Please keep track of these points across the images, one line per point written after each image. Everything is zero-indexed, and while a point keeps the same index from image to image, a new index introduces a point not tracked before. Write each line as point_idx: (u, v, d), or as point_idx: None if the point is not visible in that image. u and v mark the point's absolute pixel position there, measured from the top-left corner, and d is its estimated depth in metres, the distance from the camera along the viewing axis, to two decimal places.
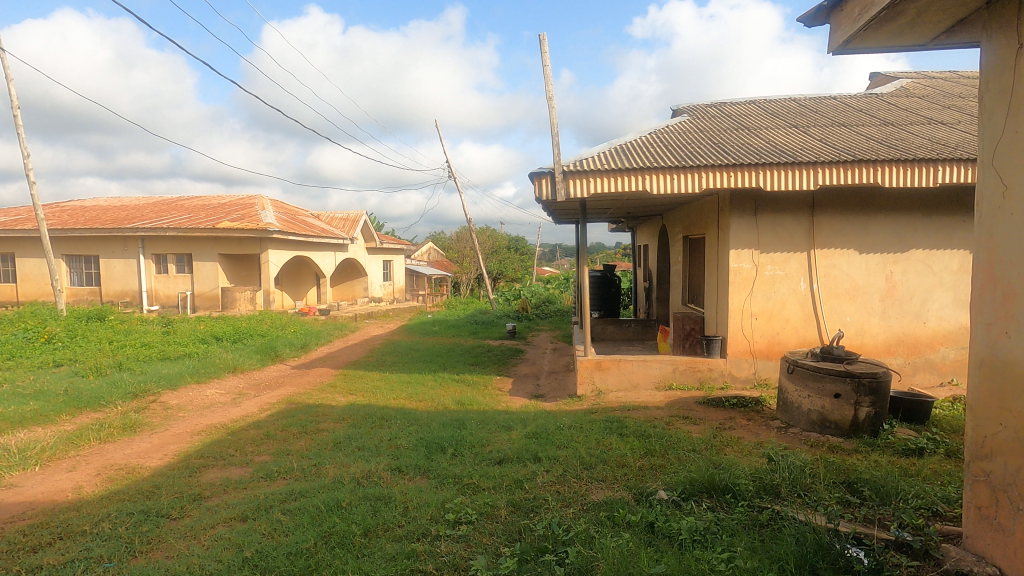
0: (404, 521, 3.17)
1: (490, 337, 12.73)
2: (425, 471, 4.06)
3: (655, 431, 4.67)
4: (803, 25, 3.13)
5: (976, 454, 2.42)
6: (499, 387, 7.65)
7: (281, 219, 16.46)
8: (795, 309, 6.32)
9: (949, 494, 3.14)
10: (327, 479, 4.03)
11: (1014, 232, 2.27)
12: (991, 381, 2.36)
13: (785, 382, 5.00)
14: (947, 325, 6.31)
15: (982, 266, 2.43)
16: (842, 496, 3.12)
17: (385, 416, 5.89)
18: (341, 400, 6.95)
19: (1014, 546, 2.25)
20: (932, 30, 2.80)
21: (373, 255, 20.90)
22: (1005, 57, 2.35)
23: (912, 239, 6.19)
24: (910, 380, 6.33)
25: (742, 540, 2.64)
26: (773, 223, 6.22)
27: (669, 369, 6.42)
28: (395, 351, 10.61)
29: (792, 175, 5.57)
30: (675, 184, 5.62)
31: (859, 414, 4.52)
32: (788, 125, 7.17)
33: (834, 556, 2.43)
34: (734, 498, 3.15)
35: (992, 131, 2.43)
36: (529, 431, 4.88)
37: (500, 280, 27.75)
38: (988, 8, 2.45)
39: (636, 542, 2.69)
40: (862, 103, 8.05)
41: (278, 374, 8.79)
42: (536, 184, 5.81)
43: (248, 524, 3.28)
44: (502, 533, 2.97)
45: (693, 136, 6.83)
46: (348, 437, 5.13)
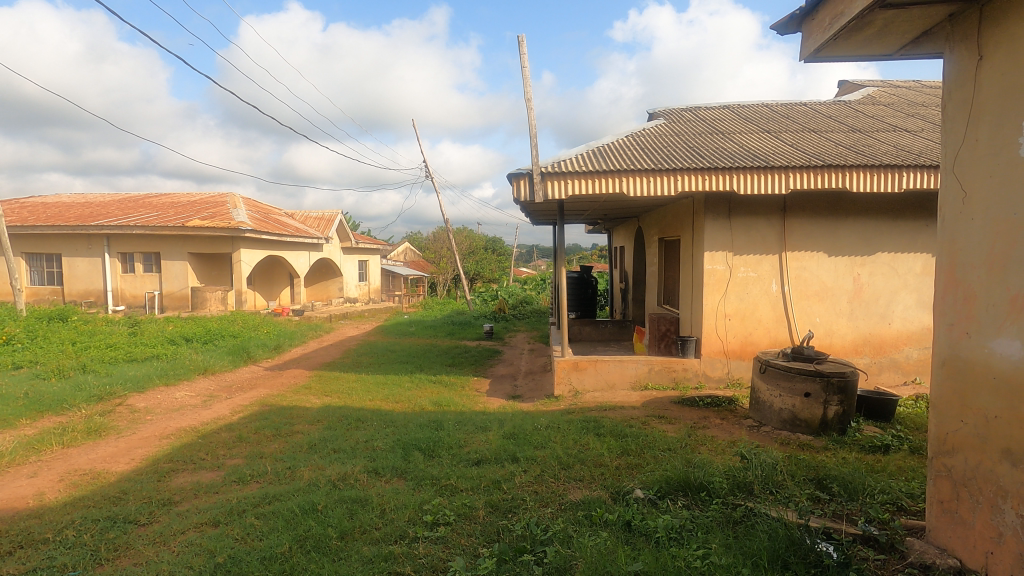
0: (381, 524, 3.14)
1: (467, 338, 12.69)
2: (402, 473, 4.03)
3: (631, 430, 4.71)
4: (776, 33, 3.21)
5: (939, 449, 2.53)
6: (477, 387, 7.64)
7: (254, 217, 16.16)
8: (767, 309, 6.46)
9: (914, 490, 3.26)
10: (302, 481, 3.96)
11: (974, 236, 2.37)
12: (953, 379, 2.45)
13: (757, 381, 5.10)
14: (911, 326, 6.53)
15: (945, 269, 2.53)
16: (812, 492, 3.20)
17: (361, 418, 5.81)
18: (316, 402, 6.84)
19: (974, 539, 2.34)
20: (898, 40, 2.90)
21: (348, 255, 20.67)
22: (966, 68, 2.45)
23: (878, 242, 6.39)
24: (876, 379, 6.53)
25: (717, 537, 2.69)
26: (746, 226, 6.35)
27: (644, 369, 6.50)
28: (371, 352, 10.52)
29: (765, 179, 5.68)
30: (650, 186, 5.69)
31: (828, 413, 4.64)
32: (761, 130, 7.34)
33: (805, 550, 2.49)
34: (708, 495, 3.20)
35: (953, 138, 2.52)
36: (507, 432, 4.87)
37: (478, 281, 27.68)
38: (950, 19, 2.55)
39: (613, 541, 2.71)
40: (831, 110, 8.28)
41: (251, 376, 8.61)
42: (514, 185, 5.85)
43: (220, 529, 3.22)
44: (481, 533, 2.96)
45: (668, 139, 6.94)
46: (324, 439, 5.07)
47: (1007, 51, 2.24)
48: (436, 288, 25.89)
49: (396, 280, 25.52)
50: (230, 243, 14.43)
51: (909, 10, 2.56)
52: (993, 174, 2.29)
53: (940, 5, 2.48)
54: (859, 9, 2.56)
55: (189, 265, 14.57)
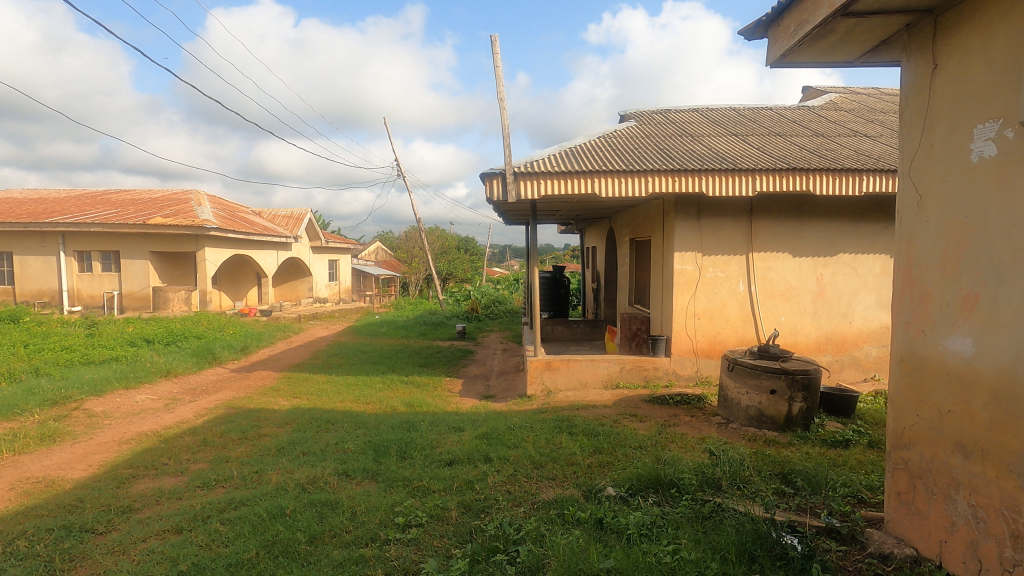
0: (352, 527, 3.10)
1: (439, 338, 12.60)
2: (373, 474, 3.97)
3: (603, 429, 4.76)
4: (744, 38, 3.28)
5: (896, 443, 2.63)
6: (449, 388, 7.60)
7: (220, 215, 15.73)
8: (735, 309, 6.60)
9: (873, 482, 3.38)
10: (270, 485, 3.87)
11: (929, 238, 2.47)
12: (910, 375, 2.55)
13: (725, 379, 5.21)
14: (870, 325, 6.77)
15: (902, 269, 2.63)
16: (777, 487, 3.29)
17: (331, 420, 5.71)
18: (285, 404, 6.69)
19: (929, 528, 2.44)
20: (859, 48, 2.99)
21: (318, 254, 20.32)
22: (922, 75, 2.56)
23: (840, 243, 6.60)
24: (838, 376, 6.75)
25: (686, 532, 2.73)
26: (715, 227, 6.48)
27: (616, 368, 6.57)
28: (342, 352, 10.36)
29: (733, 181, 5.81)
30: (623, 187, 5.75)
31: (793, 409, 4.77)
32: (729, 133, 7.50)
33: (771, 543, 2.55)
34: (678, 492, 3.25)
35: (910, 144, 2.63)
36: (480, 432, 4.85)
37: (450, 281, 27.50)
38: (908, 29, 2.66)
39: (586, 539, 2.73)
40: (795, 115, 8.51)
41: (217, 379, 8.37)
42: (487, 185, 5.85)
43: (183, 536, 3.12)
44: (453, 534, 2.95)
45: (639, 141, 7.03)
46: (293, 441, 4.97)
47: (959, 61, 2.34)
48: (408, 289, 25.63)
49: (367, 280, 25.14)
50: (194, 242, 14.02)
51: (869, 19, 2.65)
52: (945, 178, 2.39)
53: (898, 15, 2.57)
54: (821, 17, 2.63)
55: (150, 264, 14.10)
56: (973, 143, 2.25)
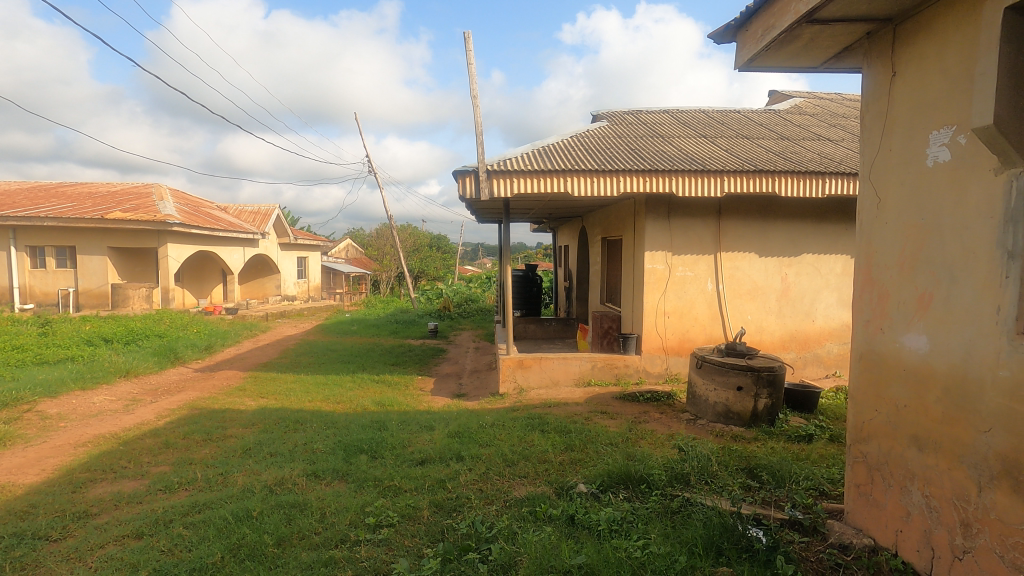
0: (321, 528, 3.05)
1: (411, 337, 12.49)
2: (343, 475, 3.92)
3: (575, 426, 4.79)
4: (713, 42, 3.34)
5: (856, 437, 2.73)
6: (421, 386, 7.54)
7: (183, 210, 15.26)
8: (703, 308, 6.73)
9: (834, 475, 3.49)
10: (236, 488, 3.78)
11: (888, 240, 2.57)
12: (869, 371, 2.66)
13: (694, 376, 5.31)
14: (832, 323, 6.99)
15: (863, 269, 2.74)
16: (743, 481, 3.37)
17: (300, 420, 5.60)
18: (251, 405, 6.54)
19: (886, 518, 2.53)
20: (822, 54, 3.09)
21: (286, 251, 19.89)
22: (882, 82, 2.65)
23: (804, 244, 6.79)
24: (801, 373, 6.96)
25: (656, 527, 2.77)
26: (684, 226, 6.59)
27: (587, 366, 6.64)
28: (311, 351, 10.18)
29: (702, 182, 5.91)
30: (595, 186, 5.79)
31: (758, 405, 4.89)
32: (698, 135, 7.64)
33: (737, 536, 2.61)
34: (648, 487, 3.30)
35: (870, 148, 2.73)
36: (452, 431, 4.82)
37: (422, 279, 27.26)
38: (869, 37, 2.75)
39: (557, 535, 2.75)
40: (762, 118, 8.70)
41: (179, 379, 8.13)
42: (459, 183, 5.82)
43: (144, 541, 3.02)
44: (424, 534, 2.93)
45: (611, 141, 7.10)
46: (260, 442, 4.86)
47: (916, 69, 2.43)
48: (380, 287, 25.32)
49: (337, 278, 24.72)
50: (155, 238, 13.56)
51: (832, 27, 2.73)
52: (902, 182, 2.49)
53: (860, 23, 2.65)
54: (787, 23, 2.70)
55: (108, 260, 13.59)
56: (929, 149, 2.35)
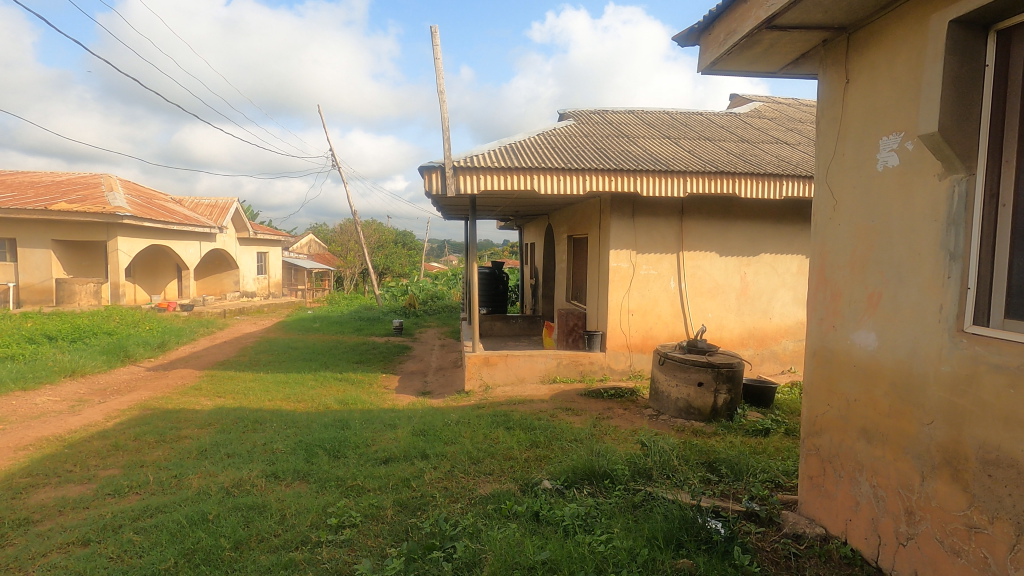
0: (281, 530, 2.97)
1: (375, 334, 12.31)
2: (304, 475, 3.83)
3: (540, 423, 4.82)
4: (677, 44, 3.40)
5: (810, 431, 2.84)
6: (385, 384, 7.44)
7: (135, 202, 14.61)
8: (666, 306, 6.86)
9: (789, 468, 3.62)
10: (191, 490, 3.64)
11: (841, 240, 2.67)
12: (822, 367, 2.76)
13: (656, 372, 5.41)
14: (788, 321, 7.24)
15: (818, 269, 2.84)
16: (703, 475, 3.45)
17: (259, 419, 5.45)
18: (208, 404, 6.33)
19: (837, 508, 2.64)
20: (781, 59, 3.18)
21: (246, 246, 19.31)
22: (838, 88, 2.75)
23: (762, 243, 7.00)
24: (759, 369, 7.18)
25: (619, 521, 2.81)
26: (648, 226, 6.71)
27: (553, 363, 6.68)
28: (271, 349, 9.92)
29: (666, 182, 6.02)
30: (562, 185, 5.83)
31: (718, 401, 5.02)
32: (662, 135, 7.78)
33: (697, 528, 2.67)
34: (611, 482, 3.35)
35: (825, 152, 2.83)
36: (416, 429, 4.78)
37: (386, 275, 26.95)
38: (825, 45, 2.84)
39: (522, 532, 2.75)
40: (723, 121, 8.92)
41: (130, 378, 7.80)
42: (426, 178, 5.76)
43: (91, 548, 2.88)
44: (388, 533, 2.89)
45: (578, 140, 7.15)
46: (217, 442, 4.71)
47: (868, 77, 2.53)
48: (343, 283, 24.90)
49: (299, 274, 24.18)
50: (105, 231, 12.96)
51: (790, 34, 2.81)
52: (854, 185, 2.60)
53: (817, 31, 2.74)
54: (749, 28, 2.77)
55: (53, 253, 12.96)
56: (880, 153, 2.44)
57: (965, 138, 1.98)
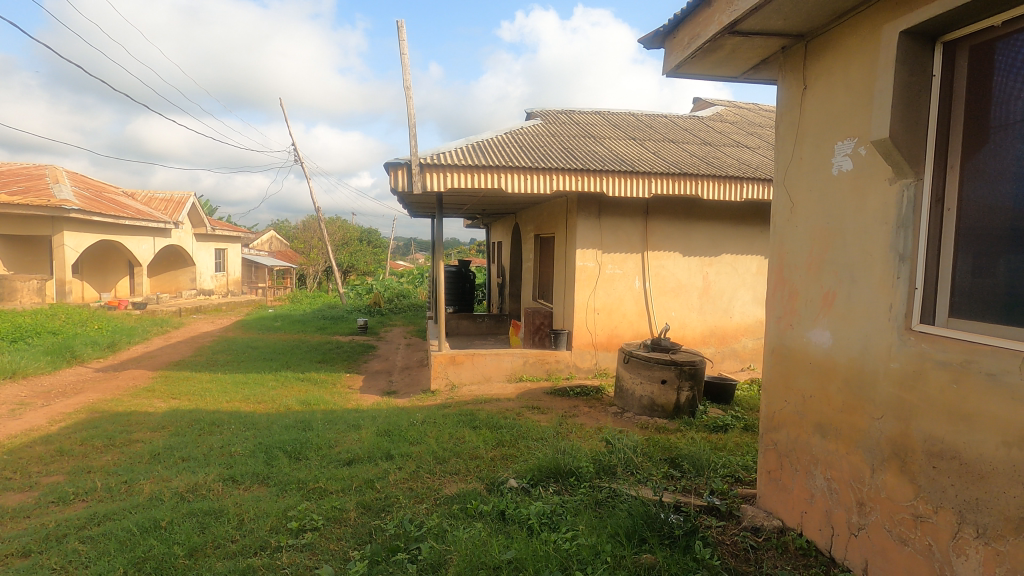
0: (238, 535, 2.88)
1: (339, 333, 12.07)
2: (264, 478, 3.73)
3: (506, 421, 4.82)
4: (643, 46, 3.44)
5: (768, 426, 2.92)
6: (349, 384, 7.30)
7: (83, 195, 13.93)
8: (631, 305, 6.96)
9: (748, 463, 3.71)
10: (142, 496, 3.49)
11: (798, 241, 2.76)
12: (780, 365, 2.85)
13: (621, 370, 5.47)
14: (747, 319, 7.44)
15: (776, 269, 2.93)
16: (666, 471, 3.52)
17: (216, 421, 5.28)
18: (161, 406, 6.08)
19: (793, 501, 2.72)
20: (742, 65, 3.26)
21: (203, 242, 18.66)
22: (796, 94, 2.84)
23: (723, 244, 7.17)
24: (719, 366, 7.36)
25: (584, 518, 2.83)
26: (614, 225, 6.79)
27: (519, 362, 6.69)
28: (229, 348, 9.61)
29: (632, 182, 6.10)
30: (529, 184, 5.84)
31: (680, 398, 5.12)
32: (628, 136, 7.89)
33: (659, 523, 2.71)
34: (576, 479, 3.37)
35: (784, 156, 2.91)
36: (381, 429, 4.71)
37: (351, 273, 26.51)
38: (784, 51, 2.93)
39: (488, 531, 2.74)
40: (687, 124, 9.09)
41: (77, 379, 7.42)
42: (391, 175, 5.68)
43: (32, 559, 2.72)
44: (351, 536, 2.83)
45: (545, 139, 7.18)
46: (170, 446, 4.53)
47: (824, 83, 2.62)
48: (306, 281, 24.36)
49: (259, 271, 23.54)
50: (49, 225, 12.31)
51: (752, 39, 2.88)
52: (811, 188, 2.68)
53: (777, 37, 2.81)
54: (712, 33, 2.82)
55: None
56: (835, 158, 2.53)
57: (913, 144, 2.07)
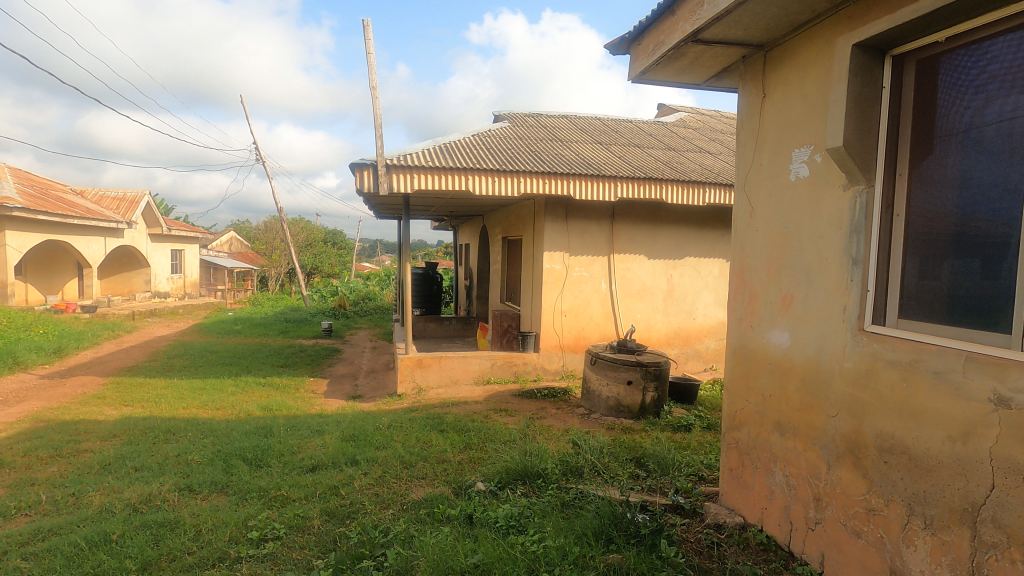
0: (195, 547, 2.77)
1: (302, 337, 11.81)
2: (223, 487, 3.61)
3: (473, 424, 4.80)
4: (609, 52, 3.49)
5: (730, 425, 2.99)
6: (313, 389, 7.15)
7: (27, 193, 13.23)
8: (597, 307, 7.04)
9: (711, 461, 3.80)
10: (90, 509, 3.32)
11: (758, 245, 2.84)
12: (741, 365, 2.92)
13: (588, 372, 5.52)
14: (710, 321, 7.61)
15: (737, 272, 3.01)
16: (632, 471, 3.57)
17: (172, 429, 5.09)
18: (112, 414, 5.82)
19: (753, 498, 2.80)
20: (704, 73, 3.34)
21: (158, 243, 17.97)
22: (755, 101, 2.93)
23: (686, 247, 7.33)
24: (683, 367, 7.51)
25: (551, 520, 2.84)
26: (581, 228, 6.85)
27: (487, 364, 6.68)
28: (186, 353, 9.27)
29: (598, 185, 6.17)
30: (496, 186, 5.84)
31: (646, 398, 5.20)
32: (594, 140, 7.98)
33: (625, 523, 2.74)
34: (544, 481, 3.38)
35: (744, 161, 3.00)
36: (346, 434, 4.62)
37: (315, 275, 25.98)
38: (744, 60, 3.02)
39: (455, 536, 2.72)
40: (652, 129, 9.26)
41: (20, 387, 7.03)
42: (357, 176, 5.59)
43: None
44: (315, 545, 2.77)
45: (512, 142, 7.20)
46: (123, 455, 4.34)
47: (781, 92, 2.71)
48: (268, 284, 23.76)
49: (219, 273, 22.83)
50: None
51: (713, 48, 2.96)
52: (770, 193, 2.76)
53: (737, 47, 2.90)
54: (676, 41, 2.88)
55: None
56: (792, 164, 2.61)
57: (865, 152, 2.16)
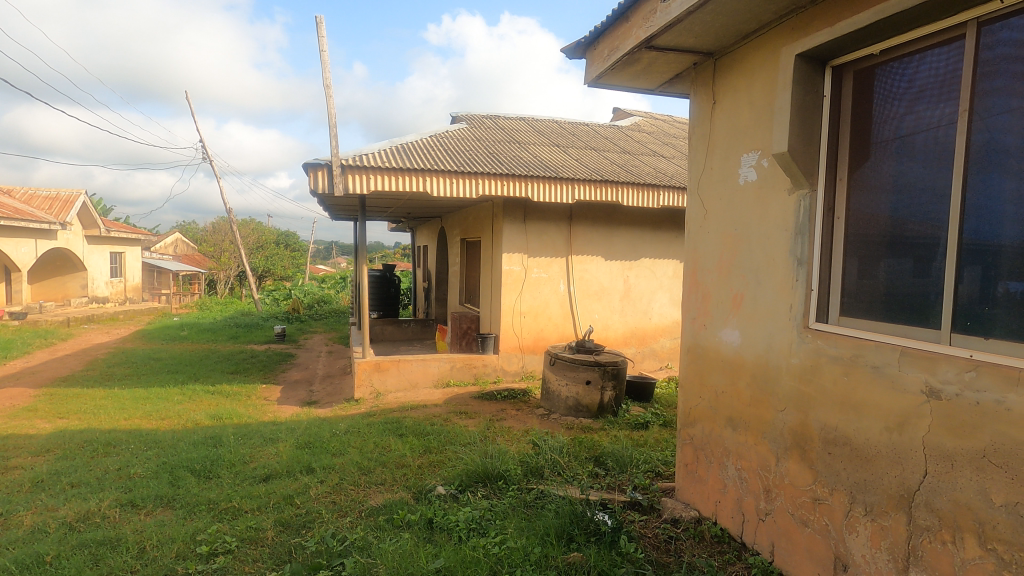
0: (139, 565, 2.63)
1: (254, 342, 11.43)
2: (169, 501, 3.44)
3: (433, 427, 4.76)
4: (566, 56, 3.54)
5: (685, 422, 3.07)
6: (266, 395, 6.92)
7: None
8: (556, 308, 7.10)
9: (667, 458, 3.89)
10: (20, 531, 3.10)
11: (710, 246, 2.93)
12: (695, 362, 3.00)
13: (548, 372, 5.56)
14: (665, 320, 7.80)
15: (690, 272, 3.09)
16: (591, 470, 3.62)
17: (113, 441, 4.82)
18: (45, 427, 5.46)
19: (707, 491, 2.88)
20: (657, 78, 3.43)
21: (96, 245, 17.02)
22: (706, 107, 3.02)
23: (642, 248, 7.49)
24: (640, 366, 7.67)
25: (512, 521, 2.84)
26: (539, 230, 6.90)
27: (446, 367, 6.64)
28: (127, 361, 8.80)
29: (556, 188, 6.23)
30: (455, 188, 5.81)
31: (604, 397, 5.28)
32: (551, 143, 8.07)
33: (586, 522, 2.77)
34: (505, 483, 3.39)
35: (696, 165, 3.09)
36: (301, 441, 4.50)
37: (267, 278, 25.19)
38: (695, 67, 3.11)
39: (415, 541, 2.69)
40: (607, 133, 9.43)
41: None
42: (310, 176, 5.46)
43: None
44: (269, 557, 2.67)
45: (470, 143, 7.18)
46: (58, 471, 4.08)
47: (730, 98, 2.81)
48: (216, 288, 22.88)
49: (163, 277, 21.82)
50: None
51: (667, 55, 3.04)
52: (720, 196, 2.86)
53: (689, 54, 2.98)
54: (630, 47, 2.94)
55: None
56: (741, 169, 2.71)
57: (809, 157, 2.26)
